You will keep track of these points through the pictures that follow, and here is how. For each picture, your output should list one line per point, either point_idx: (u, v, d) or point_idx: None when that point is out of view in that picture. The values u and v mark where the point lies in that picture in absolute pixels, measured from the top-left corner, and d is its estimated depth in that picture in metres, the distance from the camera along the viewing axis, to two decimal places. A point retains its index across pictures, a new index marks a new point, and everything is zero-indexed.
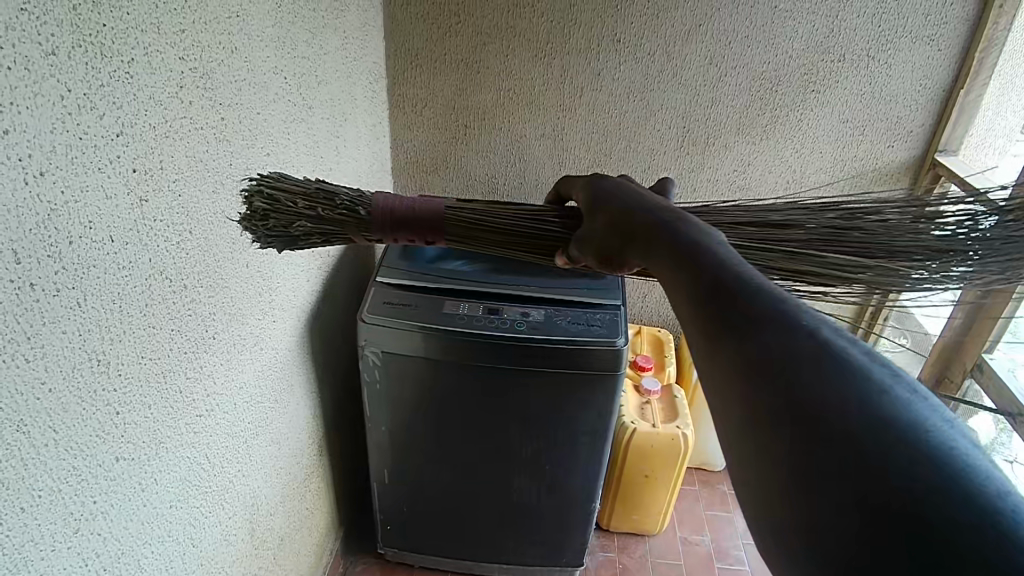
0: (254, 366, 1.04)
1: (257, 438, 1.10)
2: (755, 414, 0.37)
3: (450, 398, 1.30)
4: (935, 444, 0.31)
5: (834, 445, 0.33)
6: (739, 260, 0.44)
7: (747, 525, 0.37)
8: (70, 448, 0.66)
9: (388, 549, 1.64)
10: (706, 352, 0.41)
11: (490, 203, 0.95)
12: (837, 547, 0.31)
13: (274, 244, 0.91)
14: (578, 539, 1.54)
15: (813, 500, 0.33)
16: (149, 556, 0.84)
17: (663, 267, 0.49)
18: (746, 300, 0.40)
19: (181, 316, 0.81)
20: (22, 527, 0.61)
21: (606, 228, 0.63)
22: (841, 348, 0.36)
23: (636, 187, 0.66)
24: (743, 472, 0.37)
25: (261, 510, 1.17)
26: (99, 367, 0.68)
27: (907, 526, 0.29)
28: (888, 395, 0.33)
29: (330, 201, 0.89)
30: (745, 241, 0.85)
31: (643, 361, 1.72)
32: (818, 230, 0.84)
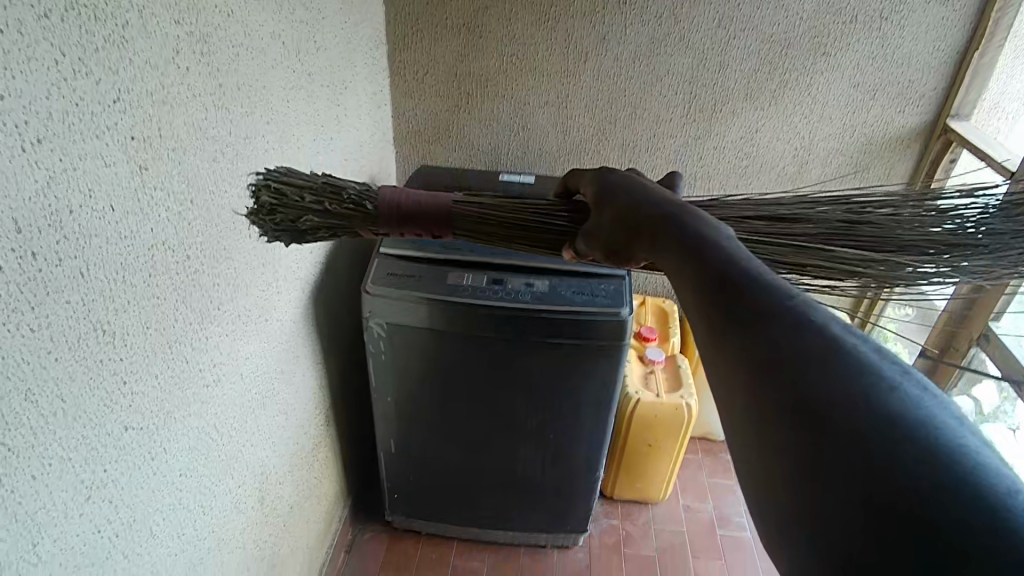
0: (259, 337, 1.05)
1: (264, 408, 1.11)
2: (760, 409, 0.37)
3: (454, 369, 1.30)
4: (944, 444, 0.31)
5: (839, 441, 0.32)
6: (746, 252, 0.43)
7: (750, 517, 0.37)
8: (78, 417, 0.67)
9: (396, 517, 1.66)
10: (711, 345, 0.41)
11: (499, 199, 0.93)
12: (841, 543, 0.31)
13: (282, 237, 0.95)
14: (582, 508, 1.56)
15: (818, 495, 0.33)
16: (160, 523, 0.86)
17: (669, 261, 0.49)
18: (754, 292, 0.40)
19: (186, 286, 0.81)
20: (33, 495, 0.63)
21: (613, 220, 0.62)
22: (849, 343, 0.36)
23: (641, 178, 0.65)
24: (746, 464, 0.37)
25: (270, 479, 1.18)
26: (104, 337, 0.68)
27: (915, 526, 0.29)
28: (896, 393, 0.33)
29: (337, 196, 0.91)
30: (750, 235, 0.84)
31: (646, 332, 1.72)
32: (829, 224, 0.83)
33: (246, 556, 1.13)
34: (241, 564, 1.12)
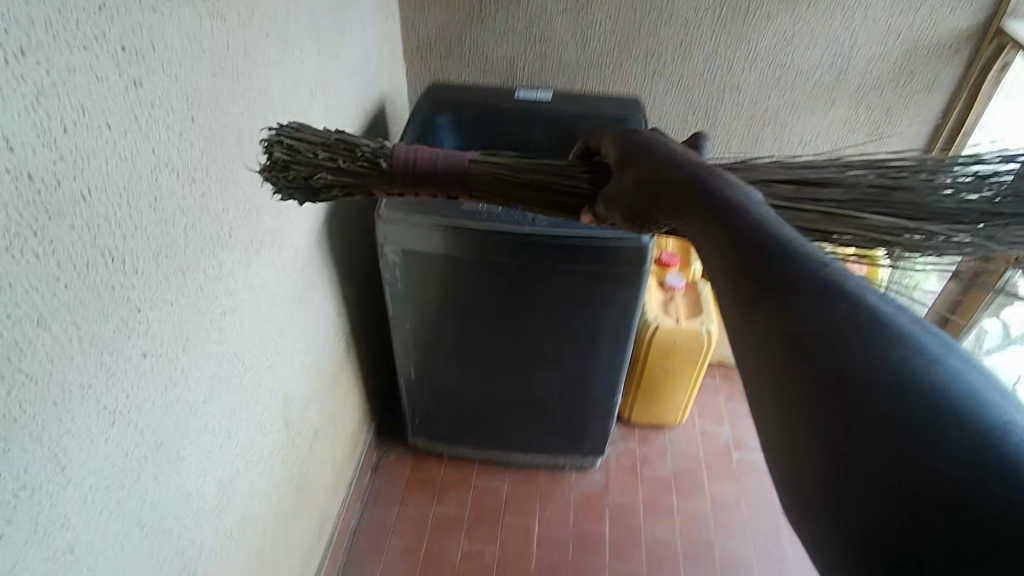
0: (274, 264, 1.03)
1: (284, 335, 1.11)
2: (792, 385, 0.40)
3: (471, 296, 1.29)
4: (972, 419, 0.34)
5: (869, 410, 0.36)
6: (782, 227, 0.47)
7: (776, 488, 0.41)
8: (95, 343, 0.67)
9: (419, 440, 1.71)
10: (745, 320, 0.44)
11: (518, 158, 0.91)
12: (862, 505, 0.35)
13: (296, 195, 0.92)
14: (599, 431, 1.59)
15: (849, 471, 0.36)
16: (188, 446, 0.88)
17: (695, 228, 0.52)
18: (788, 262, 0.43)
19: (194, 212, 0.79)
20: (56, 420, 0.64)
21: (636, 183, 0.65)
22: (883, 316, 0.40)
23: (669, 141, 0.68)
24: (776, 438, 0.40)
25: (294, 404, 1.20)
26: (114, 263, 0.68)
27: (937, 493, 0.33)
28: (927, 369, 0.37)
29: (351, 153, 0.90)
30: (778, 202, 0.82)
31: (667, 258, 1.68)
32: (861, 190, 0.81)
33: (274, 476, 1.17)
34: (271, 483, 1.16)
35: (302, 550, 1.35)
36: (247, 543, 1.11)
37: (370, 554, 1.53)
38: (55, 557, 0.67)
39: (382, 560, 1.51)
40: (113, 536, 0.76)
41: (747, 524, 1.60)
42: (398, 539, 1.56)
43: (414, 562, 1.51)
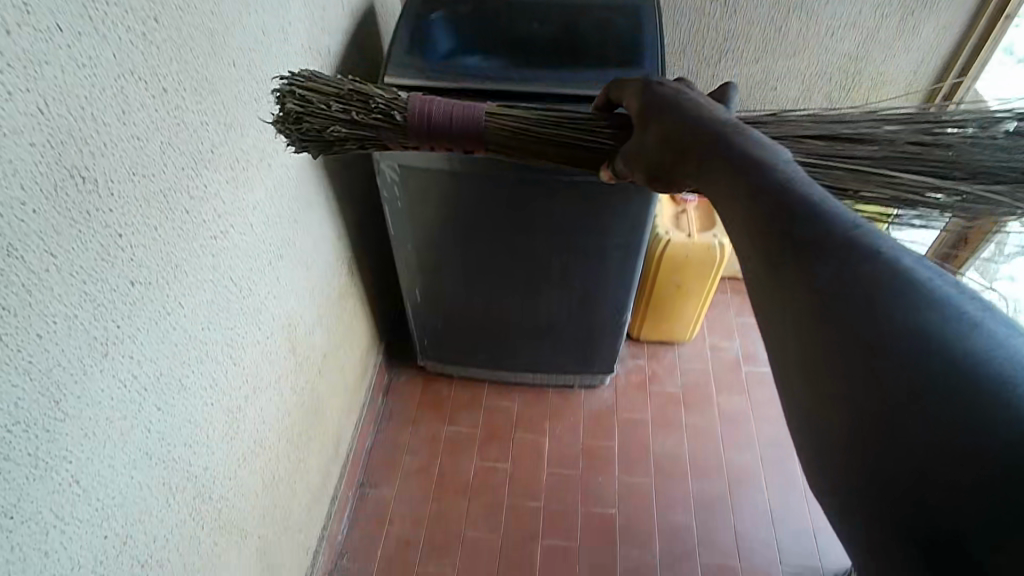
0: (265, 183, 0.97)
1: (282, 258, 1.07)
2: (825, 349, 0.44)
3: (474, 214, 1.23)
4: (999, 380, 0.37)
5: (899, 372, 0.40)
6: (814, 193, 0.51)
7: (804, 445, 0.45)
8: (75, 272, 0.63)
9: (427, 361, 1.70)
10: (779, 288, 0.49)
11: (542, 113, 1.02)
12: (890, 463, 0.39)
13: (308, 147, 1.00)
14: (609, 349, 1.57)
15: (877, 432, 0.40)
16: (190, 375, 0.85)
17: (723, 192, 0.57)
18: (821, 233, 0.48)
19: (169, 126, 0.73)
20: (43, 353, 0.61)
21: (662, 142, 0.70)
22: (916, 284, 0.43)
23: (702, 98, 0.71)
24: (807, 399, 0.45)
25: (299, 329, 1.18)
26: (86, 185, 0.63)
27: (964, 451, 0.36)
28: (958, 335, 0.40)
29: (364, 105, 1.00)
30: (813, 157, 0.92)
31: None
32: (894, 147, 0.91)
33: (285, 401, 1.16)
34: (282, 408, 1.15)
35: (319, 471, 1.37)
36: (262, 468, 1.11)
37: (386, 474, 1.55)
38: (61, 490, 0.66)
39: (398, 478, 1.55)
40: (120, 468, 0.74)
41: (756, 437, 1.61)
42: (412, 458, 1.58)
43: (428, 480, 1.54)
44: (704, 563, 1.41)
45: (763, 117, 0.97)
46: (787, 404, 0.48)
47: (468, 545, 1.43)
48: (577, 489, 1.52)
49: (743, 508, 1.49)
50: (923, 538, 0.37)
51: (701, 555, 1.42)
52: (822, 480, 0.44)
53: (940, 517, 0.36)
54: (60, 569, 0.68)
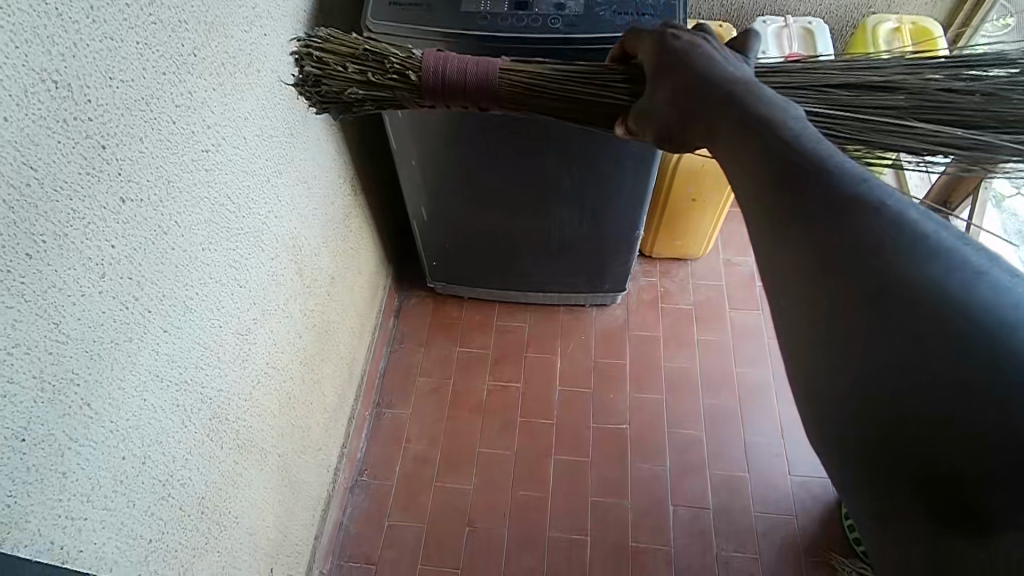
0: (255, 92, 0.91)
1: (280, 176, 1.02)
2: (831, 308, 0.42)
3: (478, 125, 1.16)
4: (1004, 333, 0.35)
5: (905, 329, 0.38)
6: (819, 142, 0.47)
7: (805, 403, 0.44)
8: (59, 187, 0.59)
9: (437, 283, 1.67)
10: (782, 241, 0.45)
11: (558, 67, 0.95)
12: (896, 423, 0.37)
13: (331, 108, 1.02)
14: (621, 265, 1.53)
15: (880, 395, 0.38)
16: (194, 297, 0.83)
17: (731, 154, 0.51)
18: (825, 186, 0.44)
19: (144, 24, 0.67)
20: (36, 273, 0.58)
21: (670, 98, 0.63)
22: (921, 233, 0.40)
23: (712, 47, 0.64)
24: (809, 359, 0.43)
25: (304, 251, 1.14)
26: (59, 91, 0.58)
27: (970, 411, 0.35)
28: (966, 285, 0.37)
29: (380, 66, 0.96)
30: (834, 109, 0.85)
31: None
32: (921, 94, 0.83)
33: (295, 323, 1.15)
34: (293, 331, 1.14)
35: (334, 393, 1.38)
36: (277, 390, 1.11)
37: (401, 395, 1.57)
38: (73, 412, 0.65)
39: (413, 400, 1.56)
40: (132, 389, 0.73)
41: (769, 352, 1.60)
42: (426, 379, 1.59)
43: (442, 401, 1.55)
44: (714, 476, 1.44)
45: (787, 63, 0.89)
46: (788, 364, 0.46)
47: (482, 461, 1.47)
48: (590, 406, 1.53)
49: (754, 422, 1.50)
50: (930, 494, 0.36)
51: (711, 467, 1.45)
52: (824, 439, 0.42)
53: (947, 473, 0.35)
54: (81, 488, 0.68)
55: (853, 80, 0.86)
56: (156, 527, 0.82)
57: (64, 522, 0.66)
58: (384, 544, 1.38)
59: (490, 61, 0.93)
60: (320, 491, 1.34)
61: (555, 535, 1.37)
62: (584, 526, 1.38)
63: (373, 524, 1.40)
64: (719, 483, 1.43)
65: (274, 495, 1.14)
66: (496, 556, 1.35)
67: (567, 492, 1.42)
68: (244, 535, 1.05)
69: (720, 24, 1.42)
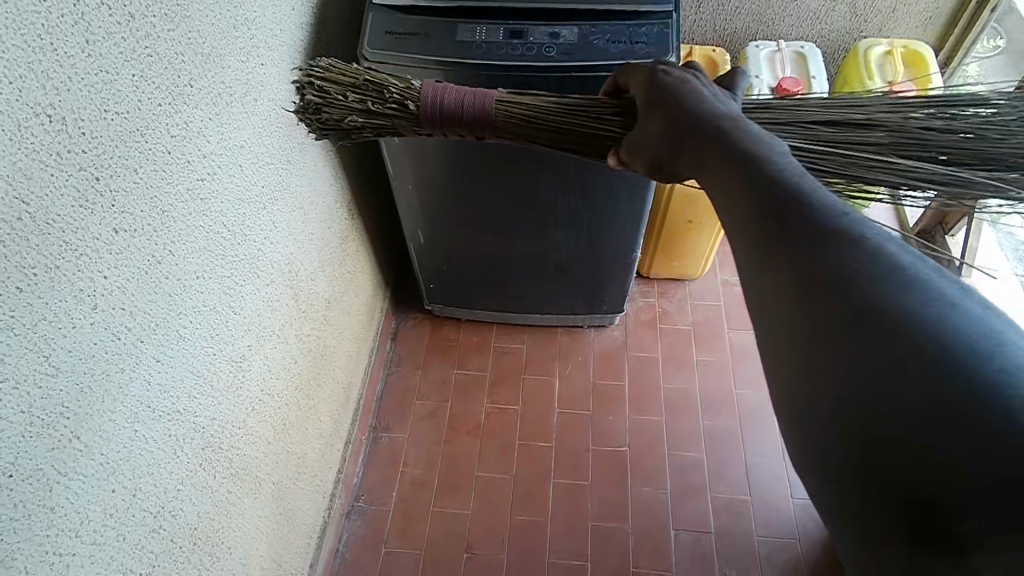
0: (251, 121, 0.91)
1: (276, 201, 1.02)
2: (815, 334, 0.41)
3: (474, 150, 1.16)
4: (978, 361, 0.35)
5: (883, 353, 0.37)
6: (804, 177, 0.47)
7: (790, 432, 0.42)
8: (51, 220, 0.59)
9: (434, 306, 1.67)
10: (766, 268, 0.45)
11: (553, 100, 0.95)
12: (877, 444, 0.36)
13: (330, 134, 1.03)
14: (619, 287, 1.52)
15: (861, 420, 0.37)
16: (188, 326, 0.82)
17: (717, 185, 0.52)
18: (808, 219, 0.44)
19: (140, 57, 0.68)
20: (27, 307, 0.58)
21: (660, 131, 0.64)
22: (898, 265, 0.40)
23: (701, 83, 0.65)
24: (792, 386, 0.42)
25: (300, 275, 1.13)
26: (53, 125, 0.58)
27: (949, 437, 0.33)
28: (940, 315, 0.37)
29: (380, 95, 0.98)
30: (819, 143, 0.85)
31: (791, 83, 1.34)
32: (901, 131, 0.84)
33: (291, 349, 1.14)
34: (289, 357, 1.13)
35: (330, 417, 1.36)
36: (272, 416, 1.10)
37: (398, 418, 1.55)
38: (61, 446, 0.64)
39: (410, 425, 1.54)
40: (124, 422, 0.72)
41: None
42: (423, 402, 1.58)
43: (440, 424, 1.54)
44: (715, 498, 1.42)
45: (772, 100, 0.90)
46: (774, 392, 0.44)
47: (480, 485, 1.45)
48: (588, 429, 1.52)
49: (755, 444, 1.49)
50: (913, 518, 0.34)
51: (712, 489, 1.43)
52: (810, 465, 0.40)
53: (927, 495, 0.33)
54: (70, 524, 0.67)
55: (834, 118, 0.87)
56: (146, 560, 0.80)
57: (51, 559, 0.64)
58: (381, 570, 1.35)
59: (487, 91, 0.94)
60: (315, 518, 1.32)
61: (554, 561, 1.35)
62: (584, 550, 1.36)
63: (371, 551, 1.37)
64: (721, 506, 1.41)
65: (268, 523, 1.12)
66: None
67: (566, 515, 1.40)
68: (238, 564, 1.03)
69: (713, 50, 1.44)
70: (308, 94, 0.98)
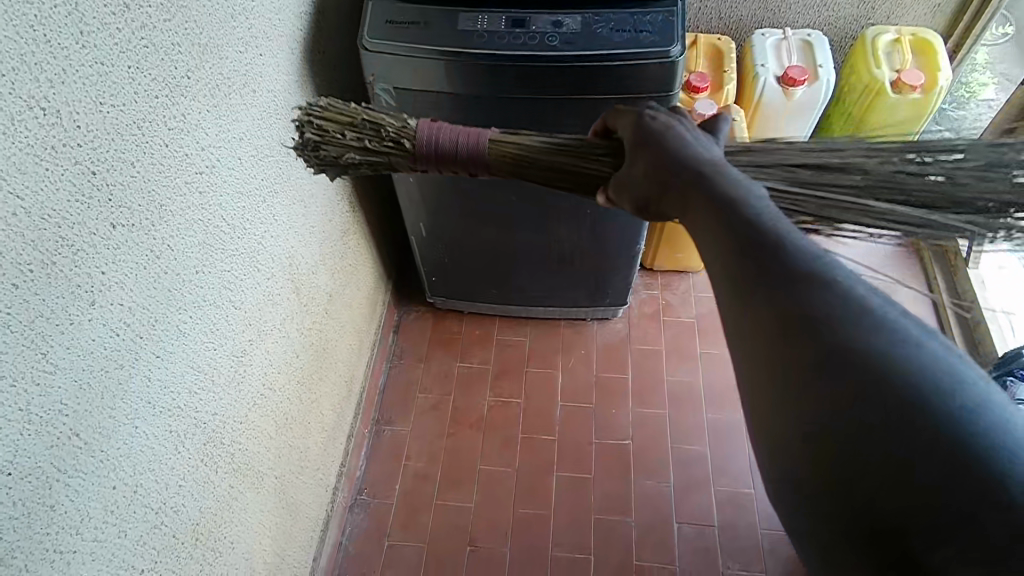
0: (250, 113, 0.90)
1: (276, 193, 1.00)
2: (790, 374, 0.41)
3: None
4: (944, 397, 0.36)
5: (857, 390, 0.38)
6: (779, 215, 0.46)
7: (759, 464, 0.43)
8: (47, 215, 0.58)
9: (437, 298, 1.66)
10: (738, 304, 0.45)
11: (548, 140, 0.88)
12: (852, 479, 0.37)
13: (328, 169, 1.01)
14: (622, 279, 1.51)
15: (838, 458, 0.38)
16: (188, 321, 0.81)
17: (698, 221, 0.50)
18: (783, 260, 0.43)
19: (136, 49, 0.67)
20: (23, 303, 0.57)
21: (646, 173, 0.59)
22: (868, 306, 0.41)
23: (686, 127, 0.60)
24: (764, 423, 0.42)
25: (301, 269, 1.13)
26: (48, 118, 0.57)
27: (924, 473, 0.35)
28: (909, 355, 0.38)
29: (377, 133, 0.92)
30: (795, 185, 0.80)
31: (798, 72, 1.34)
32: (878, 175, 0.78)
33: (292, 343, 1.13)
34: (290, 352, 1.13)
35: (332, 411, 1.36)
36: (274, 411, 1.09)
37: (400, 411, 1.55)
38: (61, 443, 0.63)
39: (413, 418, 1.54)
40: (123, 418, 0.72)
41: None
42: (426, 395, 1.57)
43: (442, 417, 1.53)
44: (718, 492, 1.41)
45: (755, 144, 0.84)
46: (747, 424, 0.44)
47: (483, 479, 1.44)
48: (591, 422, 1.51)
49: None
50: (883, 548, 0.36)
51: (715, 483, 1.42)
52: (786, 495, 0.41)
53: (896, 524, 0.35)
54: (70, 521, 0.66)
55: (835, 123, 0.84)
56: (148, 556, 0.80)
57: (52, 556, 0.64)
58: (384, 564, 1.35)
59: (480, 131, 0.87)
60: (318, 512, 1.32)
61: (557, 554, 1.35)
62: (587, 543, 1.36)
63: (374, 543, 1.37)
64: (724, 500, 1.40)
65: (271, 518, 1.12)
66: None
67: (569, 508, 1.40)
68: (240, 559, 1.03)
69: (718, 38, 1.42)
70: (307, 133, 0.96)
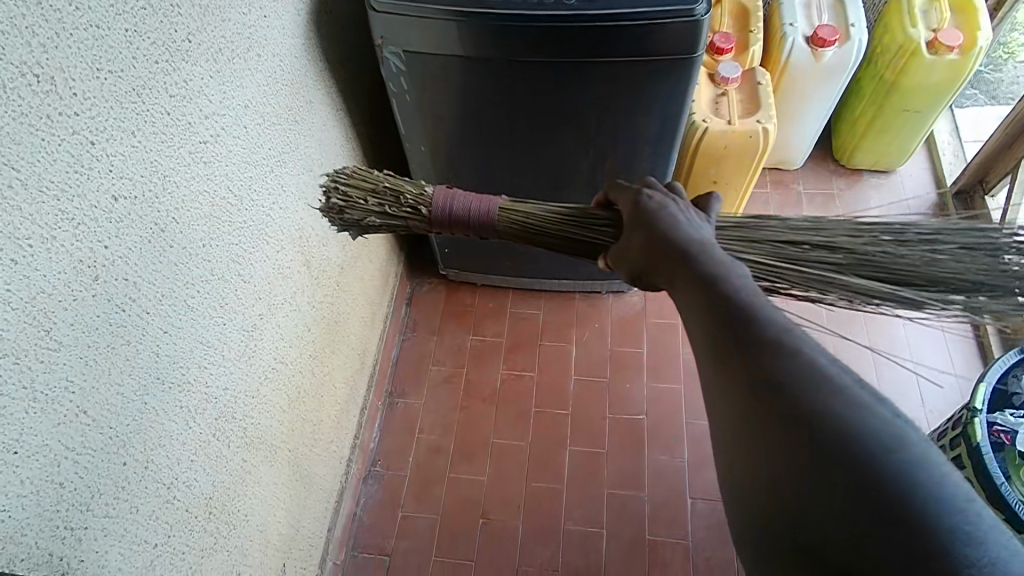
0: (255, 73, 0.86)
1: (285, 162, 0.97)
2: (761, 437, 0.42)
3: (489, 108, 1.10)
4: (890, 457, 0.38)
5: (816, 450, 0.40)
6: (756, 292, 0.49)
7: (732, 518, 0.45)
8: (44, 188, 0.56)
9: (449, 270, 1.63)
10: (717, 367, 0.47)
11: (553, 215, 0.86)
12: (809, 532, 0.39)
13: (350, 232, 0.97)
14: None
15: (799, 515, 0.39)
16: (196, 296, 0.79)
17: (686, 294, 0.52)
18: (754, 328, 0.46)
19: (133, 10, 0.63)
20: (22, 279, 0.55)
21: (638, 247, 0.62)
22: (828, 372, 0.43)
23: (679, 206, 0.61)
24: (736, 479, 0.44)
25: (310, 241, 1.10)
26: (42, 85, 0.54)
27: (872, 528, 0.37)
28: (864, 418, 0.40)
29: (398, 200, 0.90)
30: (779, 260, 0.79)
31: (828, 33, 1.28)
32: (861, 254, 0.78)
33: (304, 316, 1.11)
34: (301, 325, 1.11)
35: (345, 384, 1.35)
36: (286, 384, 1.08)
37: (413, 384, 1.54)
38: (68, 421, 0.62)
39: (426, 390, 1.53)
40: (130, 395, 0.70)
41: None
42: (439, 367, 1.56)
43: (456, 389, 1.52)
44: None
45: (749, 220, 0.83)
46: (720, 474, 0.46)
47: (496, 451, 1.44)
48: (605, 396, 1.49)
49: None
50: None
51: None
52: (751, 540, 0.43)
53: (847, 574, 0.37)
54: (81, 497, 0.65)
55: None
56: (161, 531, 0.80)
57: (62, 533, 0.63)
58: (397, 535, 1.36)
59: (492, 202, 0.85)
60: (333, 483, 1.32)
61: (569, 528, 1.34)
62: (599, 518, 1.35)
63: (387, 515, 1.38)
64: None
65: (285, 490, 1.12)
66: (512, 549, 1.33)
67: (582, 483, 1.39)
68: (255, 531, 1.03)
69: None
70: (328, 203, 0.94)
